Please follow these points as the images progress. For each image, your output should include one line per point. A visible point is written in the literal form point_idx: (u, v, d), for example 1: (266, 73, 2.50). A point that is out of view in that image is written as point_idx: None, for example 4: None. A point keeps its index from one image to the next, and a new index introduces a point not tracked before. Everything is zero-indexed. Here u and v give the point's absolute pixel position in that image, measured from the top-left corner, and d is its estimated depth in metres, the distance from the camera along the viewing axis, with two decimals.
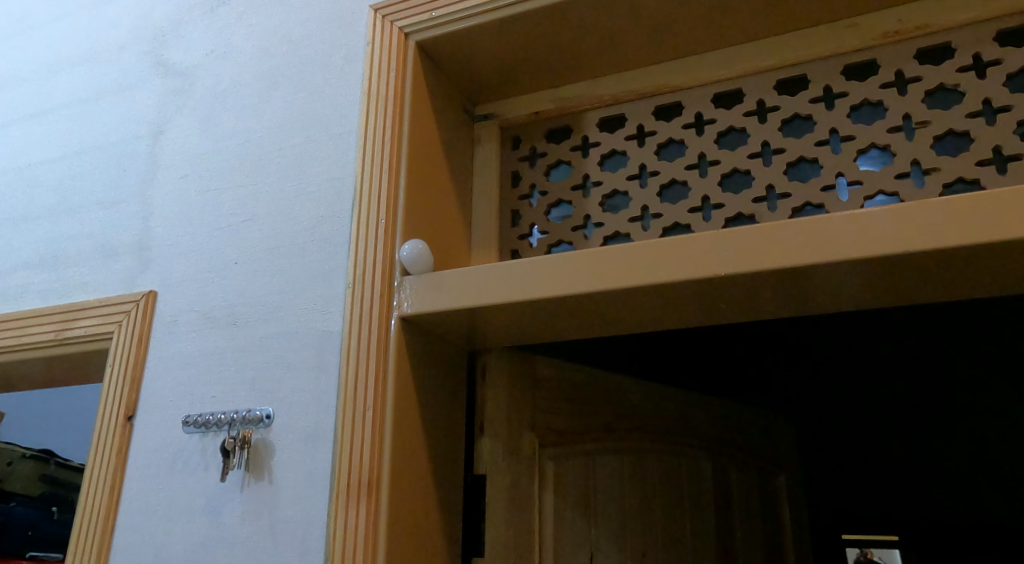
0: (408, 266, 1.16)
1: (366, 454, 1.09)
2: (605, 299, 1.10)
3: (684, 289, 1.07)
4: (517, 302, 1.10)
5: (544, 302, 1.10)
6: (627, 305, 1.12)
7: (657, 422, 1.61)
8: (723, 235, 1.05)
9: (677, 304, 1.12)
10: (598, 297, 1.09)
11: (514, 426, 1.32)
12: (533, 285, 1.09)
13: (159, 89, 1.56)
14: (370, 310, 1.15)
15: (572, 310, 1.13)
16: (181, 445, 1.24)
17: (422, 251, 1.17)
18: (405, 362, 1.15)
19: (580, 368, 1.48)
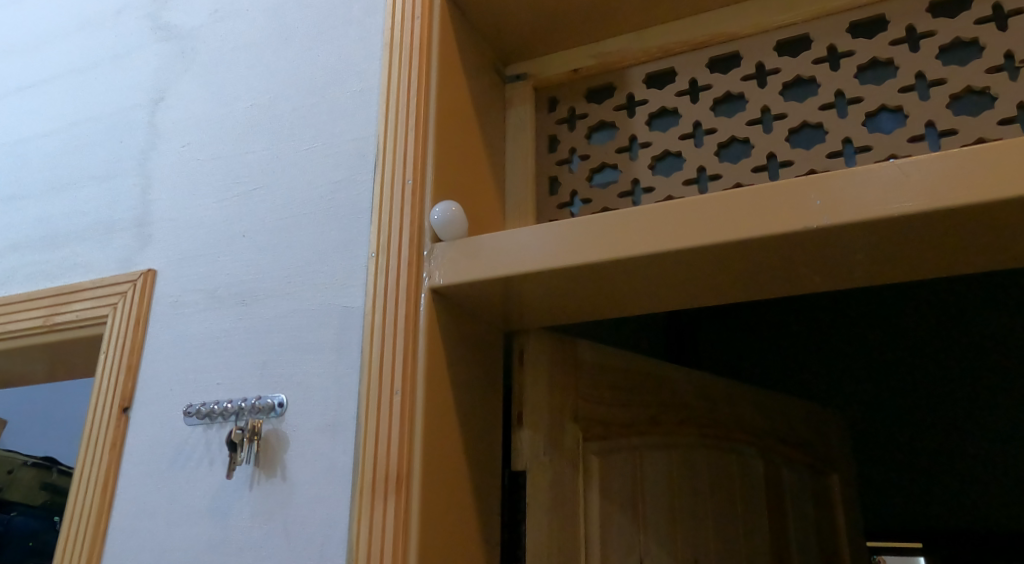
0: (440, 232, 1.01)
1: (394, 446, 0.95)
2: (669, 267, 0.95)
3: (762, 255, 0.92)
4: (566, 270, 0.95)
5: (599, 268, 0.95)
6: (693, 276, 0.97)
7: (708, 416, 1.46)
8: (811, 181, 0.87)
9: (752, 278, 0.98)
10: (660, 265, 0.94)
11: (556, 416, 1.17)
12: (586, 248, 0.94)
13: (159, 53, 1.43)
14: (397, 282, 1.01)
15: (628, 280, 0.98)
16: (183, 438, 1.11)
17: (457, 215, 1.02)
18: (438, 340, 1.00)
19: (623, 354, 1.33)
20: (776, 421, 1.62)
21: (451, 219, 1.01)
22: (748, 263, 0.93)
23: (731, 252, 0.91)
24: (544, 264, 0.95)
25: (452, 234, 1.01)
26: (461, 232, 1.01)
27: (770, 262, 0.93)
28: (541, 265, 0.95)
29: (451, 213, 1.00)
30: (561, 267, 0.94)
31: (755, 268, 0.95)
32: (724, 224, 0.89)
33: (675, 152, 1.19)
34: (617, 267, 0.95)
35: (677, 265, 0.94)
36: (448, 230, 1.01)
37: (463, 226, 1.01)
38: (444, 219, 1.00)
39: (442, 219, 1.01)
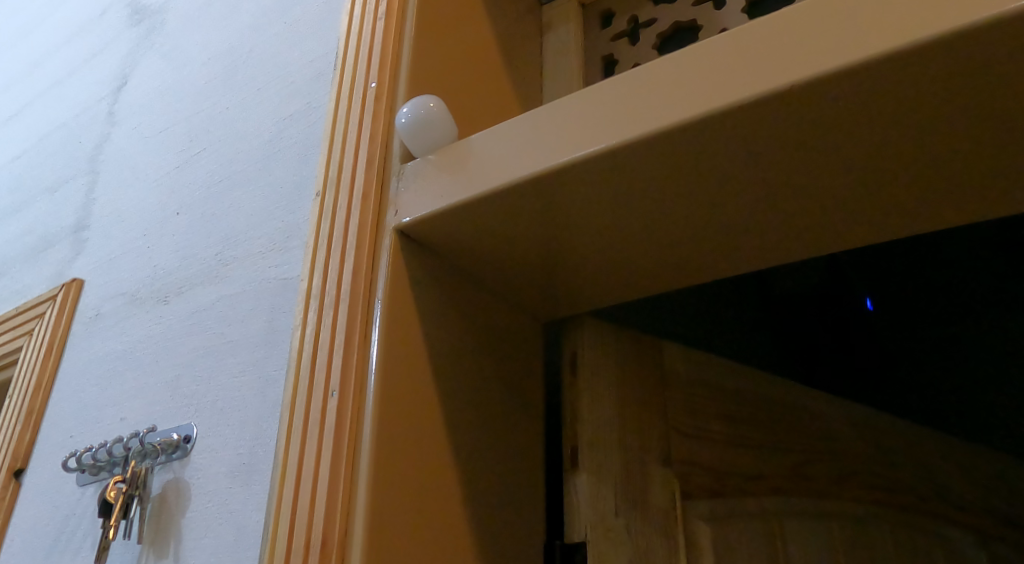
0: (410, 143, 0.63)
1: (324, 481, 0.54)
2: (796, 132, 0.53)
3: (972, 79, 0.49)
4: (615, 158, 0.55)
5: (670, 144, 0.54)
6: (841, 160, 0.55)
7: (882, 473, 1.00)
8: None
9: (948, 158, 0.55)
10: (782, 127, 0.52)
11: (632, 452, 0.74)
12: (642, 119, 0.54)
13: (132, 37, 1.17)
14: (346, 223, 0.62)
15: (728, 173, 0.56)
16: (73, 504, 0.75)
17: (437, 115, 0.62)
18: (410, 310, 0.60)
19: (741, 370, 0.89)
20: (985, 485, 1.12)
21: (427, 118, 0.62)
22: (942, 105, 0.50)
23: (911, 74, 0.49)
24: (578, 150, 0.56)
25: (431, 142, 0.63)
26: (445, 139, 0.63)
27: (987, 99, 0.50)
28: (573, 151, 0.56)
29: (425, 110, 0.62)
30: (606, 151, 0.55)
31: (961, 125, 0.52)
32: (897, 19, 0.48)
33: None
34: (705, 139, 0.53)
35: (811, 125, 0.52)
36: (425, 138, 0.63)
37: (451, 128, 0.63)
38: (416, 122, 0.62)
39: (415, 124, 0.62)
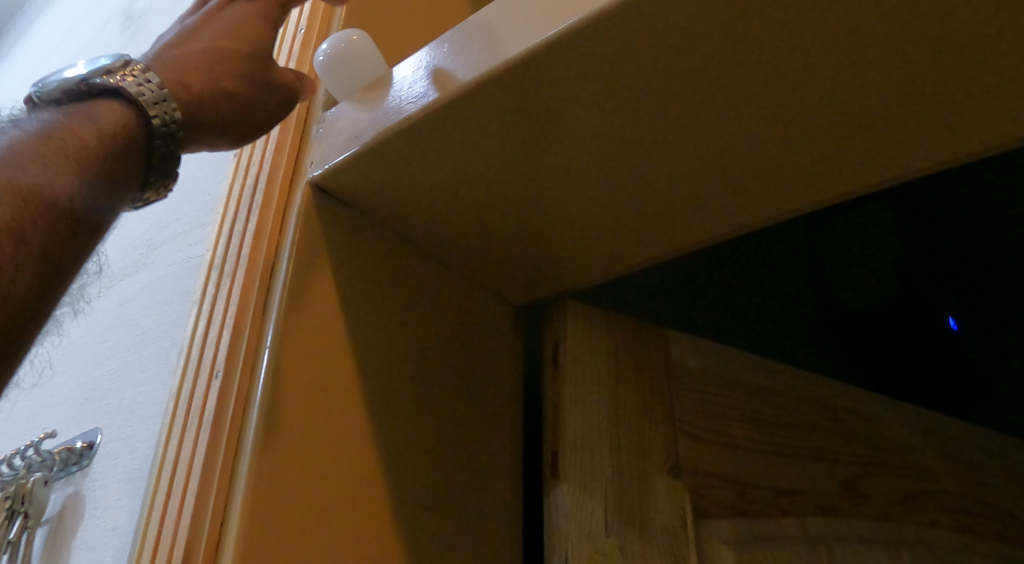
0: (330, 84, 0.50)
1: (195, 484, 0.43)
2: (778, 28, 0.41)
3: None
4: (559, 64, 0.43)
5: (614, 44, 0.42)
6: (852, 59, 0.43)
7: (958, 483, 0.85)
8: None
9: (985, 54, 0.43)
10: (763, 3, 0.40)
11: (626, 458, 0.61)
12: (573, 10, 0.42)
13: (120, 43, 1.12)
14: (257, 178, 0.52)
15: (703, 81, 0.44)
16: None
17: (356, 50, 0.49)
18: (324, 275, 0.49)
19: (771, 364, 0.75)
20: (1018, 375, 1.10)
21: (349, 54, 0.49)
22: None
23: None
24: (500, 58, 0.44)
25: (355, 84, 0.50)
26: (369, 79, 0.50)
27: None
28: (496, 59, 0.44)
29: (346, 44, 0.49)
30: (541, 63, 0.43)
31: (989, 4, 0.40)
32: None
33: None
34: (665, 35, 0.41)
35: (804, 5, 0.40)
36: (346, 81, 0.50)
37: (380, 68, 0.50)
38: (335, 56, 0.49)
39: (335, 61, 0.49)
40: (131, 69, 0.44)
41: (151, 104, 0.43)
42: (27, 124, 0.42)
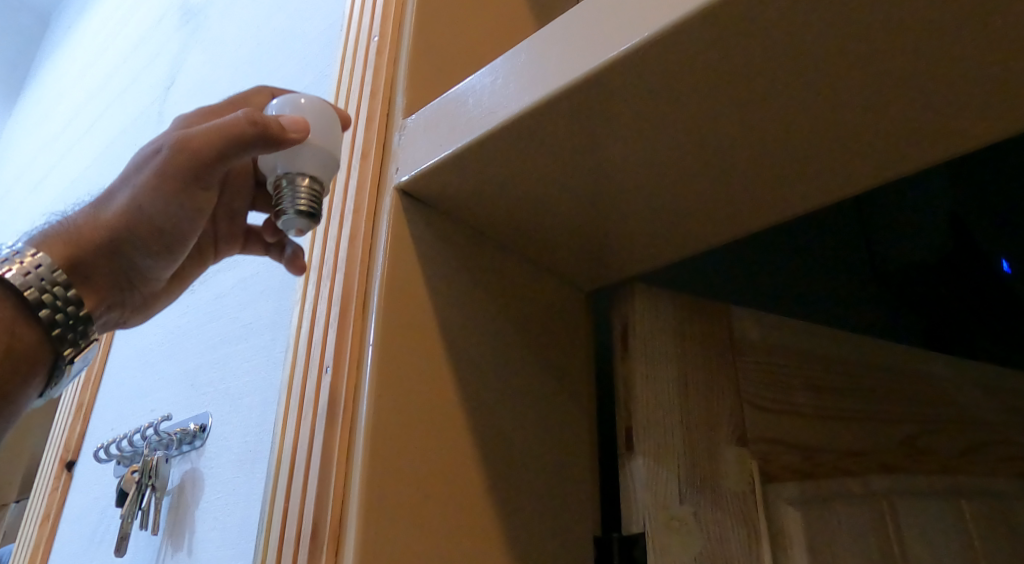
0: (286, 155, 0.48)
1: (317, 464, 0.47)
2: (831, 31, 0.44)
3: None
4: (633, 61, 0.46)
5: (689, 42, 0.45)
6: (915, 40, 0.44)
7: (1017, 435, 0.87)
8: None
9: None
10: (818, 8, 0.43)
11: (697, 428, 0.65)
12: (644, 27, 0.45)
13: (180, 39, 1.16)
14: (346, 186, 0.56)
15: (770, 66, 0.46)
16: (100, 494, 0.72)
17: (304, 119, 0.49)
18: (416, 272, 0.53)
19: (832, 330, 0.78)
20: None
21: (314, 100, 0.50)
22: None
23: None
24: (586, 66, 0.47)
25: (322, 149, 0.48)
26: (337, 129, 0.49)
27: None
28: (580, 68, 0.47)
29: (302, 101, 0.50)
30: (618, 61, 0.46)
31: None
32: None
33: None
34: (725, 35, 0.44)
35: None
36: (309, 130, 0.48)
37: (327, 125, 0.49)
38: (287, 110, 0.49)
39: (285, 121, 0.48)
40: (15, 262, 0.47)
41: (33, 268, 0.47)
42: None
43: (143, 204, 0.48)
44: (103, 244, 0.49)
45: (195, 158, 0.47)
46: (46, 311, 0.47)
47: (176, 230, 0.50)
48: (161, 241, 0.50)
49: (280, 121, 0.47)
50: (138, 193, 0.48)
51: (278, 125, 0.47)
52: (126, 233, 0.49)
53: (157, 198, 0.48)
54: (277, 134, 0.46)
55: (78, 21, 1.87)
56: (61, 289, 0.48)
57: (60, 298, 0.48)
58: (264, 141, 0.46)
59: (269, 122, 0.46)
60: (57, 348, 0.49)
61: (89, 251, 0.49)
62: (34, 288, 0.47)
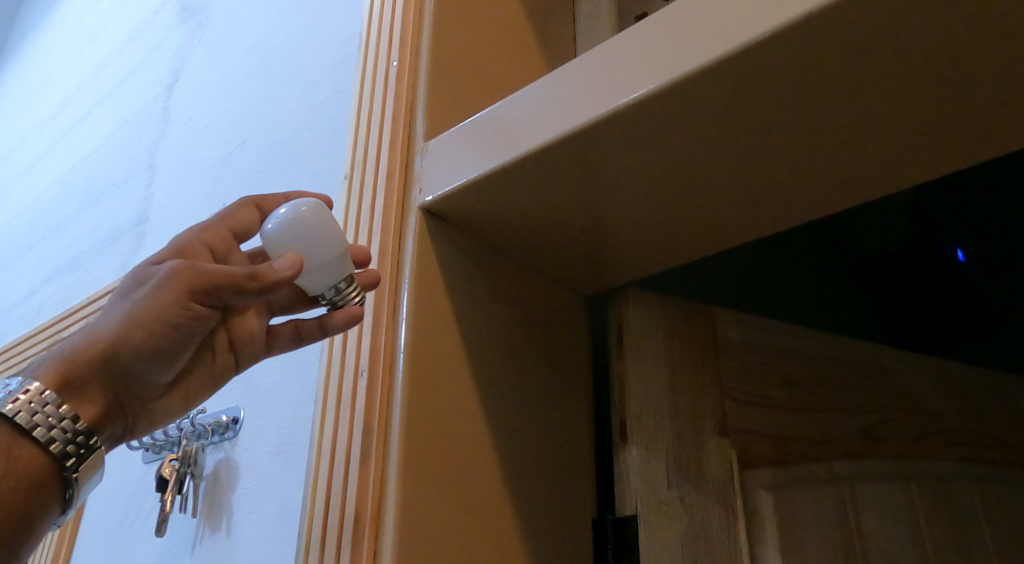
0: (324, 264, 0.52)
1: (358, 458, 0.54)
2: (808, 84, 0.50)
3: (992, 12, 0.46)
4: (640, 106, 0.52)
5: (697, 90, 0.51)
6: (889, 89, 0.51)
7: (965, 425, 0.96)
8: None
9: (982, 95, 0.52)
10: (797, 67, 0.49)
11: (683, 421, 0.73)
12: (647, 76, 0.52)
13: (179, 36, 1.19)
14: (373, 204, 0.62)
15: (757, 113, 0.52)
16: (130, 478, 0.77)
17: (310, 224, 0.51)
18: (439, 283, 0.59)
19: (801, 328, 0.85)
20: (1014, 292, 1.34)
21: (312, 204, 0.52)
22: (968, 39, 0.47)
23: (920, 25, 0.46)
24: (597, 111, 0.53)
25: (328, 265, 0.52)
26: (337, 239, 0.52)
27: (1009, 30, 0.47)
28: (590, 111, 0.53)
29: (304, 211, 0.52)
30: (628, 105, 0.52)
31: (980, 63, 0.49)
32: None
33: None
34: (718, 87, 0.50)
35: (858, 46, 0.48)
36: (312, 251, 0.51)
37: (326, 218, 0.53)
38: (286, 226, 0.51)
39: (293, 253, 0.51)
40: (14, 397, 0.50)
41: (37, 395, 0.50)
42: None
43: (137, 319, 0.50)
44: (95, 361, 0.51)
45: (195, 282, 0.50)
46: (43, 431, 0.50)
47: (172, 340, 0.51)
48: (155, 349, 0.51)
49: (272, 265, 0.50)
50: (133, 314, 0.50)
51: (270, 269, 0.49)
52: (117, 343, 0.50)
53: (154, 316, 0.50)
54: (272, 277, 0.49)
55: (62, 2, 1.87)
56: (54, 408, 0.50)
57: (54, 418, 0.50)
58: (259, 285, 0.49)
59: (264, 270, 0.49)
60: (59, 461, 0.50)
61: (78, 366, 0.51)
62: (27, 412, 0.49)
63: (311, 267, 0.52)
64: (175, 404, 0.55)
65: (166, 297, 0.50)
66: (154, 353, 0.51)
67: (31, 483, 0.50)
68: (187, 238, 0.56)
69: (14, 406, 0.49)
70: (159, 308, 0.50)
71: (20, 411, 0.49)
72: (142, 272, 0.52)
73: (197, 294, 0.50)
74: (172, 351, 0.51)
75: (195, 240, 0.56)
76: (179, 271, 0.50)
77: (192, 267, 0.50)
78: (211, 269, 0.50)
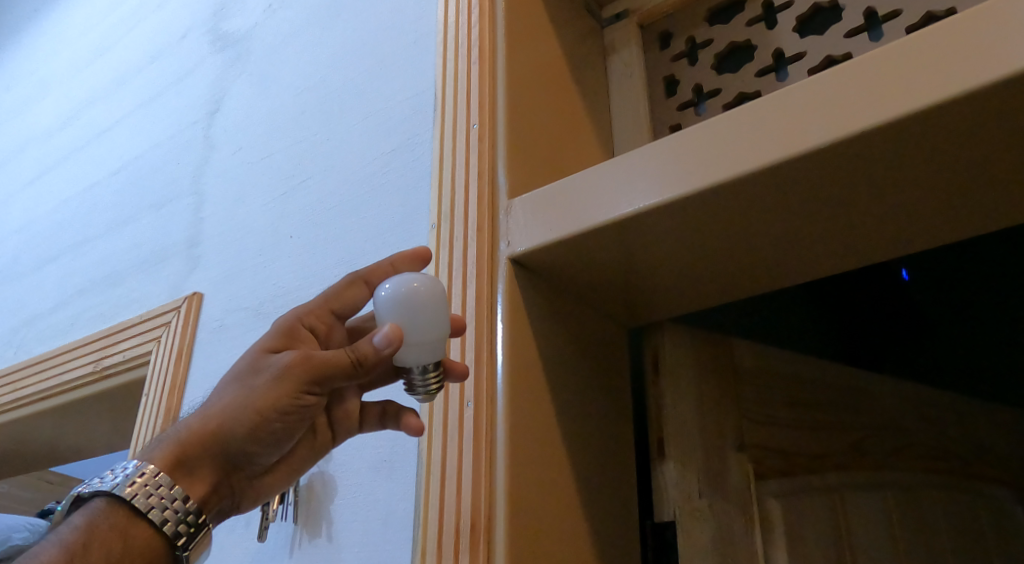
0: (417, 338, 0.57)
1: (468, 474, 0.64)
2: (842, 178, 0.62)
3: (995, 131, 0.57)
4: (702, 191, 0.63)
5: (750, 186, 0.62)
6: (907, 183, 0.62)
7: (932, 443, 1.09)
8: None
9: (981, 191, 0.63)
10: (835, 165, 0.60)
11: (711, 440, 0.84)
12: (711, 167, 0.63)
13: (215, 65, 1.26)
14: (464, 255, 0.73)
15: (799, 198, 0.64)
16: None
17: (418, 299, 0.57)
18: (526, 327, 0.70)
19: (800, 357, 0.98)
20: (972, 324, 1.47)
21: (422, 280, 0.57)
22: (973, 150, 0.59)
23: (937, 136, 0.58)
24: (666, 194, 0.65)
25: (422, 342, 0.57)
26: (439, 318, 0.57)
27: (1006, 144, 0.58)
28: (658, 193, 0.65)
29: (416, 284, 0.57)
30: (694, 191, 0.64)
31: (980, 168, 0.61)
32: (962, 54, 0.56)
33: (842, 56, 0.82)
34: (770, 180, 0.62)
35: (881, 159, 0.60)
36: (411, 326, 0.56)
37: (433, 296, 0.57)
38: (399, 296, 0.57)
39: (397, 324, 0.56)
40: (134, 479, 0.57)
41: (153, 479, 0.57)
42: (72, 521, 0.57)
43: (252, 404, 0.56)
44: (211, 440, 0.58)
45: (307, 371, 0.56)
46: (157, 512, 0.57)
47: (281, 423, 0.57)
48: (265, 431, 0.57)
49: (373, 343, 0.55)
50: (250, 399, 0.56)
51: (372, 351, 0.55)
52: (232, 425, 0.57)
53: (267, 401, 0.56)
54: (376, 360, 0.55)
55: (57, 1, 1.86)
56: (168, 490, 0.57)
57: (168, 499, 0.57)
58: (366, 369, 0.56)
59: (368, 354, 0.55)
60: (171, 539, 0.57)
61: (196, 445, 0.58)
62: (142, 495, 0.57)
63: (410, 337, 0.57)
64: (281, 478, 0.61)
65: (280, 386, 0.57)
66: (266, 436, 0.57)
67: (142, 561, 0.57)
68: (294, 318, 0.61)
69: (131, 489, 0.57)
70: (274, 396, 0.56)
71: (137, 494, 0.57)
72: (257, 359, 0.58)
73: (308, 382, 0.57)
74: (281, 433, 0.57)
75: (300, 322, 0.61)
76: (294, 361, 0.56)
77: (306, 358, 0.56)
78: (323, 358, 0.56)
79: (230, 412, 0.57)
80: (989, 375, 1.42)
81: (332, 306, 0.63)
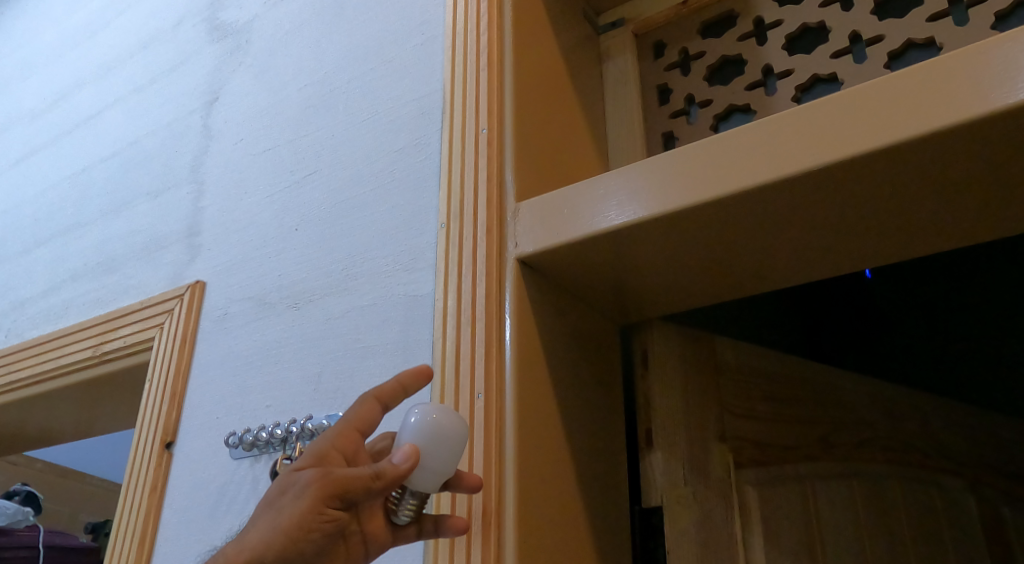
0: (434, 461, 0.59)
1: (478, 462, 0.69)
2: (828, 197, 0.67)
3: (970, 158, 0.63)
4: (699, 205, 0.68)
5: (745, 201, 0.68)
6: (886, 203, 0.68)
7: (895, 437, 1.15)
8: (1009, 38, 0.61)
9: (957, 212, 0.69)
10: (823, 185, 0.66)
11: (695, 432, 0.89)
12: (707, 182, 0.68)
13: (213, 54, 1.27)
14: (473, 255, 0.77)
15: (788, 214, 0.70)
16: (222, 470, 0.90)
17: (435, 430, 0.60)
18: (531, 326, 0.75)
19: (776, 355, 1.04)
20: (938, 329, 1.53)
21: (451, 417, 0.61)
22: (948, 175, 0.65)
23: (916, 164, 0.64)
24: (664, 206, 0.70)
25: (432, 468, 0.59)
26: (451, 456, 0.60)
27: (980, 170, 0.64)
28: (657, 205, 0.70)
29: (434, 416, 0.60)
30: (690, 205, 0.69)
31: (958, 190, 0.66)
32: (943, 89, 0.62)
33: (827, 75, 0.88)
34: (763, 198, 0.67)
35: (867, 181, 0.65)
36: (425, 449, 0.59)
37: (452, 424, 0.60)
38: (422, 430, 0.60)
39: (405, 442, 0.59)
40: None
41: None
42: None
43: (278, 526, 0.56)
44: None
45: (329, 488, 0.57)
46: None
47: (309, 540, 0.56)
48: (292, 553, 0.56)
49: (392, 461, 0.58)
50: (276, 523, 0.56)
51: (391, 465, 0.57)
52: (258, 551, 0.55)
53: (293, 523, 0.56)
54: (394, 472, 0.57)
55: None
56: None
57: None
58: (383, 482, 0.57)
59: (387, 467, 0.57)
60: None
61: None
62: None
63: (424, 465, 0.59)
64: None
65: (305, 504, 0.56)
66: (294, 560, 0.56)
67: None
68: (321, 444, 0.60)
69: None
70: (299, 515, 0.56)
71: None
72: (280, 480, 0.59)
73: (330, 497, 0.57)
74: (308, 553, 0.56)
75: (329, 448, 0.59)
76: (312, 478, 0.57)
77: (326, 473, 0.57)
78: (340, 473, 0.57)
79: (258, 540, 0.56)
80: (952, 370, 1.49)
81: (357, 427, 0.60)
